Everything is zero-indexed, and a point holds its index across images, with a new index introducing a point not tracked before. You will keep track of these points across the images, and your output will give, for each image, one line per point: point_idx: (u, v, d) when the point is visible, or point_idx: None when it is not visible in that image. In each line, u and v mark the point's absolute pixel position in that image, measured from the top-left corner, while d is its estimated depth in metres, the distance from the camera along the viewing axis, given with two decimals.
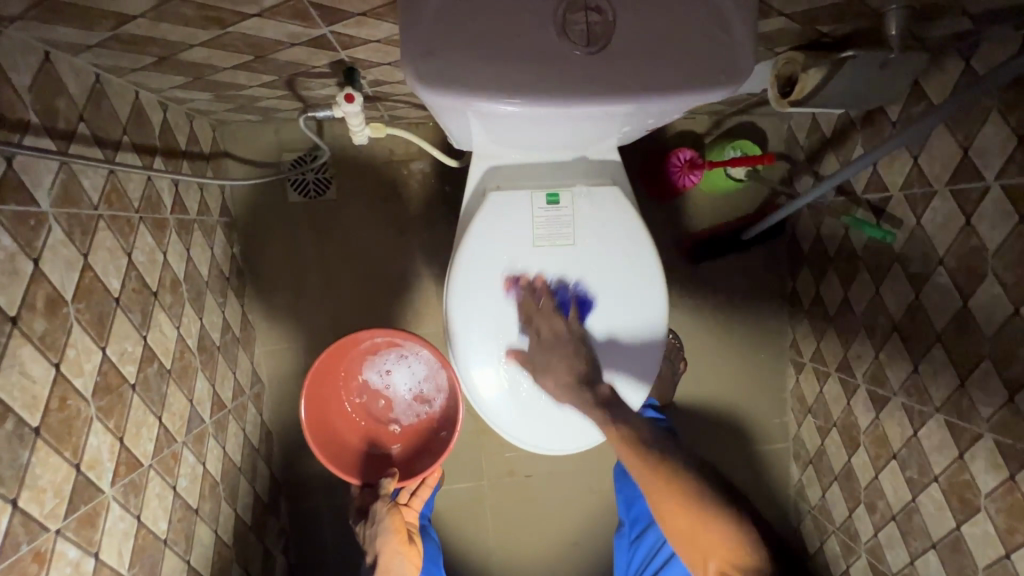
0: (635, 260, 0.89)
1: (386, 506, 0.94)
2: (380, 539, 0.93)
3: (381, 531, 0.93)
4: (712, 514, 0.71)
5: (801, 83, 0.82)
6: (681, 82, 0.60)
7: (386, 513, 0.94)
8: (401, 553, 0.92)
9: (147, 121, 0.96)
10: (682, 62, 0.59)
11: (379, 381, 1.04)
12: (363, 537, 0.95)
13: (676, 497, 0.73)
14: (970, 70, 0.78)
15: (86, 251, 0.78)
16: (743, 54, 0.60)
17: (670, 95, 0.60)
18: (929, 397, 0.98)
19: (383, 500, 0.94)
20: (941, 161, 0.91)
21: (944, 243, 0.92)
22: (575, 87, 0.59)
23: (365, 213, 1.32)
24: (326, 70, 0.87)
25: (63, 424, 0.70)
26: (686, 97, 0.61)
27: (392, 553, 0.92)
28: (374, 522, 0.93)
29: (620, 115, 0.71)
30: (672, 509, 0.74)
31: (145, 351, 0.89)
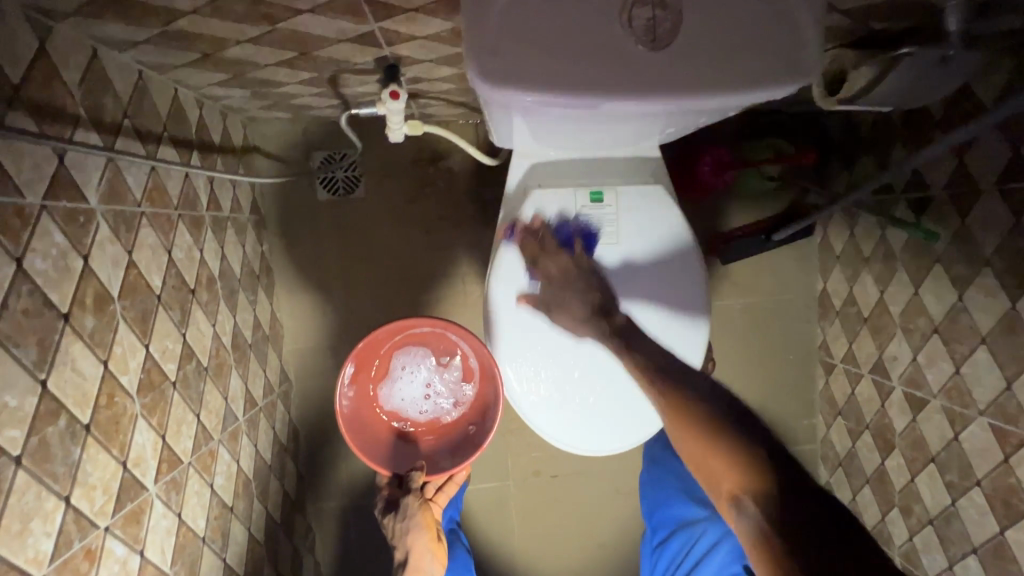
0: (677, 257, 0.89)
1: (416, 502, 0.93)
2: (411, 535, 0.93)
3: (412, 528, 0.93)
4: (720, 443, 0.66)
5: (851, 81, 0.84)
6: (745, 79, 0.59)
7: (417, 510, 0.93)
8: (430, 551, 0.93)
9: (184, 118, 0.96)
10: (746, 59, 0.58)
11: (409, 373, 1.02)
12: (391, 529, 0.95)
13: (688, 424, 0.69)
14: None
15: (130, 248, 0.78)
16: (810, 51, 0.59)
17: (733, 94, 0.59)
18: (972, 399, 0.97)
19: (414, 495, 0.93)
20: (988, 161, 0.89)
21: (991, 244, 0.90)
22: (638, 84, 0.58)
23: (393, 211, 1.32)
24: (368, 68, 0.87)
25: (110, 421, 0.70)
26: (749, 95, 0.60)
27: (421, 551, 0.93)
28: (404, 517, 0.93)
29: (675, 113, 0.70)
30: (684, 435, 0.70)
31: (184, 349, 0.89)
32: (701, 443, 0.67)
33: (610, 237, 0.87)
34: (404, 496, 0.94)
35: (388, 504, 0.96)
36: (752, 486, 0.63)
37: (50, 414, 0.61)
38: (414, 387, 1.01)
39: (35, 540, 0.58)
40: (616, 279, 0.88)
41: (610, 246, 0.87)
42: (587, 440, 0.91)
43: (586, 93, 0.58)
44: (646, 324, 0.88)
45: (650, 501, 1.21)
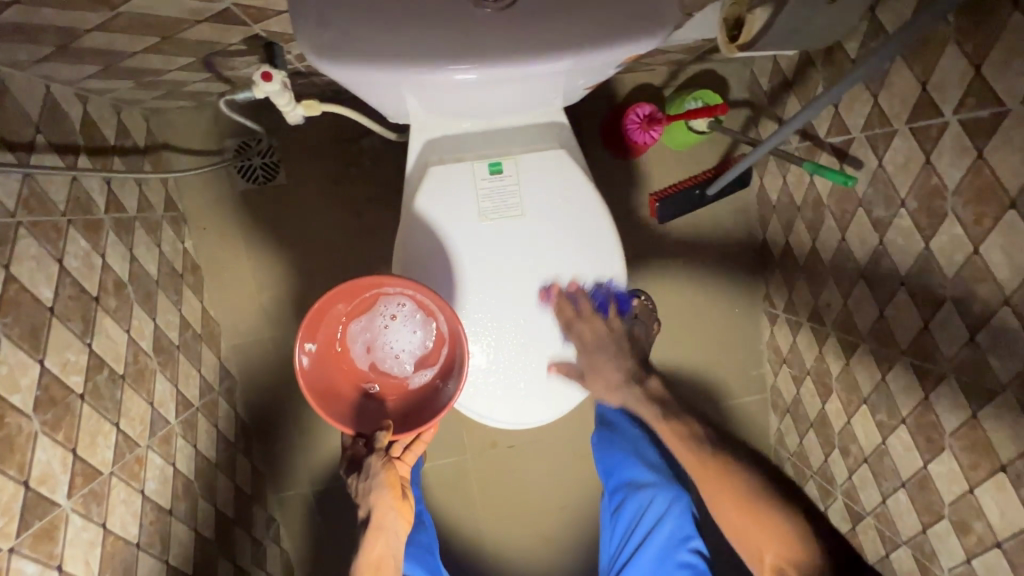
0: (608, 355, 0.90)
1: (382, 462, 0.91)
2: (374, 493, 0.93)
3: (375, 487, 0.92)
4: (766, 509, 0.77)
5: (749, 25, 0.80)
6: (585, 41, 0.60)
7: (381, 470, 0.91)
8: (393, 509, 0.94)
9: (64, 116, 0.90)
10: (596, 18, 0.60)
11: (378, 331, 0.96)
12: (354, 489, 0.94)
13: (729, 486, 0.80)
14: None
15: (7, 262, 0.74)
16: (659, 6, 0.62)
17: (576, 54, 0.61)
18: (895, 340, 0.98)
19: (378, 456, 0.91)
20: (899, 98, 0.87)
21: (905, 185, 0.89)
22: (495, 49, 0.59)
23: (318, 195, 1.28)
24: (243, 48, 0.82)
25: (3, 442, 0.68)
26: (592, 55, 0.61)
27: (385, 508, 0.93)
28: (370, 476, 0.92)
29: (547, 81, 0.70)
30: (726, 508, 0.79)
31: (91, 360, 0.86)
32: (749, 513, 0.78)
33: (521, 212, 0.84)
34: (368, 456, 0.91)
35: (353, 463, 0.95)
36: (795, 552, 0.73)
37: None
38: (398, 336, 0.96)
39: None
40: (532, 258, 0.86)
41: (520, 220, 0.84)
42: (512, 414, 0.89)
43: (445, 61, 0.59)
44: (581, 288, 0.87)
45: (604, 465, 1.18)
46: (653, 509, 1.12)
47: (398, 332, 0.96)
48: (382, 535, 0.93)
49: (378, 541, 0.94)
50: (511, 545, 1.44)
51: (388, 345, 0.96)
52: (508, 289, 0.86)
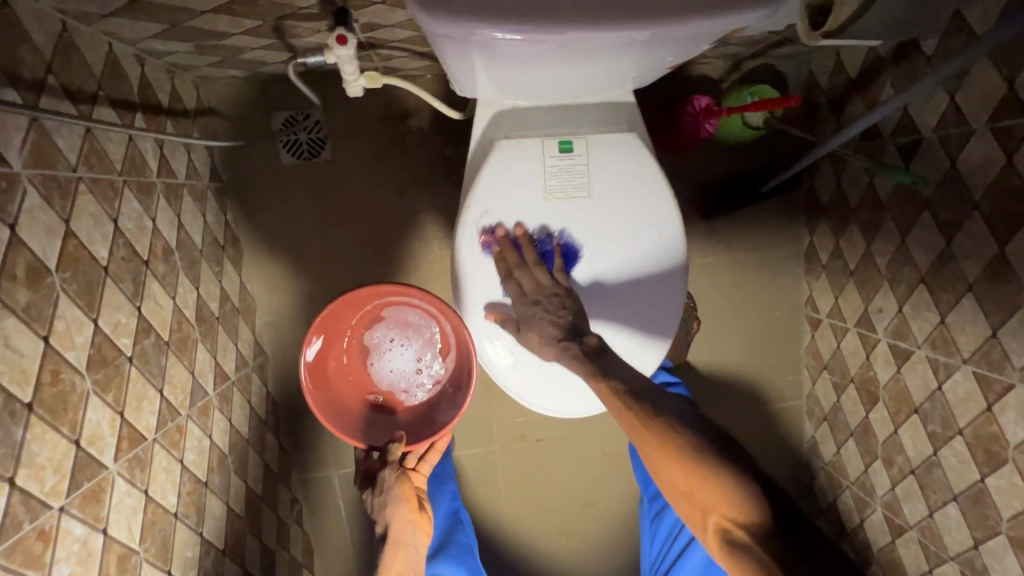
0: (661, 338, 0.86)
1: (395, 473, 0.91)
2: (390, 508, 0.91)
3: (391, 501, 0.90)
4: (708, 471, 0.65)
5: (836, 14, 0.78)
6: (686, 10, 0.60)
7: (395, 483, 0.91)
8: (412, 522, 0.90)
9: (124, 76, 0.89)
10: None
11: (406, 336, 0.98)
12: (371, 505, 0.93)
13: (663, 444, 0.68)
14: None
15: (67, 217, 0.73)
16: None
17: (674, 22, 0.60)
18: (956, 347, 0.95)
19: (391, 468, 0.91)
20: (980, 98, 0.85)
21: (981, 188, 0.86)
22: (604, 17, 0.59)
23: (361, 174, 1.26)
24: (315, 12, 0.80)
25: (57, 399, 0.67)
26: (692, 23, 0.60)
27: (403, 522, 0.90)
28: (383, 492, 0.91)
29: (635, 57, 0.69)
30: (657, 453, 0.69)
31: (139, 323, 0.84)
32: (680, 464, 0.66)
33: (583, 191, 0.82)
34: (382, 470, 0.92)
35: (367, 478, 0.94)
36: (738, 509, 0.62)
37: None
38: (404, 357, 1.00)
39: None
40: (593, 239, 0.83)
41: (584, 200, 0.82)
42: (561, 402, 0.88)
43: (553, 21, 0.58)
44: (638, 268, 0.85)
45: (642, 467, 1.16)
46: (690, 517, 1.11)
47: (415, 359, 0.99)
48: (402, 552, 0.90)
49: (398, 558, 0.90)
50: (534, 540, 1.41)
51: (404, 343, 0.99)
52: (566, 270, 0.84)
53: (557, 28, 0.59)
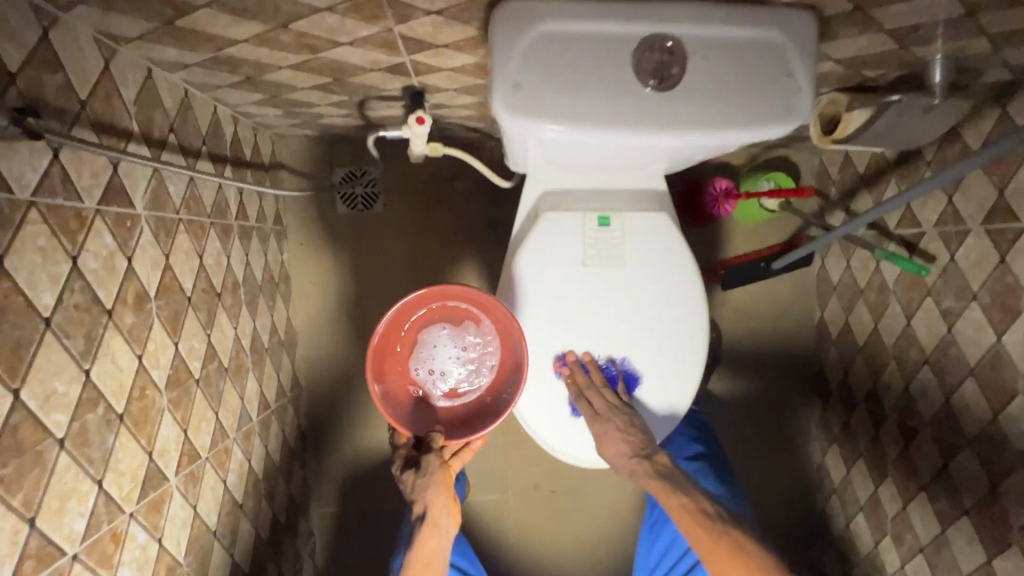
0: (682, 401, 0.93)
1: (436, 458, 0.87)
2: (429, 492, 0.86)
3: (431, 485, 0.86)
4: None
5: (846, 123, 0.85)
6: (739, 121, 0.62)
7: (437, 467, 0.87)
8: (448, 510, 0.86)
9: (221, 133, 1.03)
10: (761, 96, 0.61)
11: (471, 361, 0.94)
12: (409, 486, 0.88)
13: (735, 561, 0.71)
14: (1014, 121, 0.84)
15: (168, 252, 0.84)
16: (803, 77, 0.62)
17: (729, 131, 0.62)
18: (960, 428, 1.00)
19: (435, 453, 0.87)
20: (975, 201, 0.95)
21: (979, 280, 0.95)
22: (661, 119, 0.62)
23: (407, 227, 1.37)
24: (396, 93, 0.94)
25: (141, 412, 0.75)
26: (746, 132, 0.63)
27: (439, 508, 0.86)
28: (425, 474, 0.86)
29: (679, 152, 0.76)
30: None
31: (208, 349, 0.93)
32: None
33: (615, 258, 0.92)
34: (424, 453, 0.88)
35: (411, 462, 0.91)
36: None
37: (90, 402, 0.66)
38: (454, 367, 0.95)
39: (70, 519, 0.62)
40: (620, 306, 0.92)
41: (615, 268, 0.92)
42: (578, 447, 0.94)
43: (614, 121, 0.62)
44: (663, 334, 0.93)
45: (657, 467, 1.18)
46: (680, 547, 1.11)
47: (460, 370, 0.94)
48: (434, 539, 0.85)
49: (428, 543, 0.85)
50: None
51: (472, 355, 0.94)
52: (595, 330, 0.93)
53: (619, 129, 0.62)
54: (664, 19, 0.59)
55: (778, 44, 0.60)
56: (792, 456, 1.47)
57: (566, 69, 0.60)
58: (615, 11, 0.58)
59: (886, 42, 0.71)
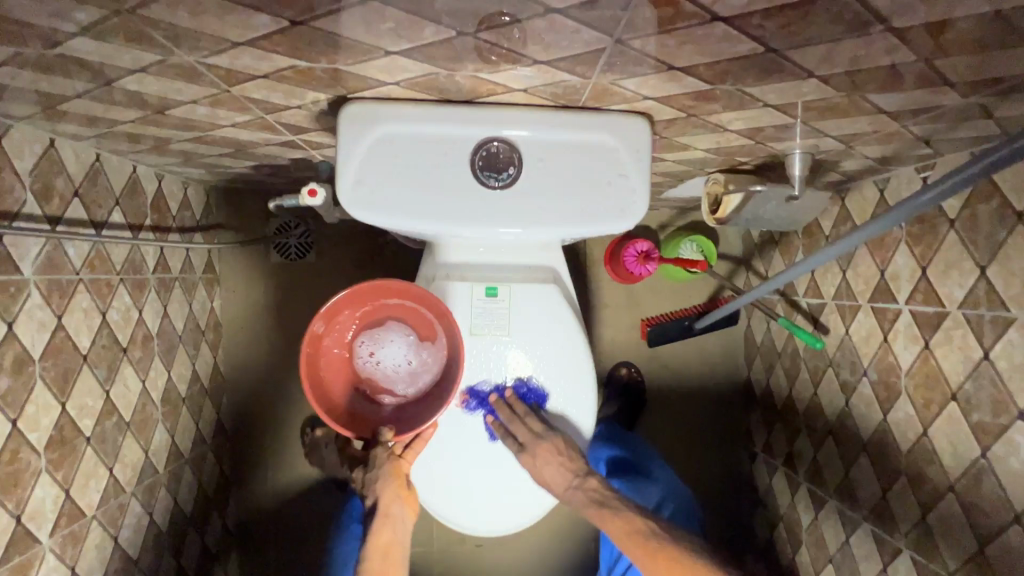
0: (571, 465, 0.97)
1: (384, 451, 0.89)
2: (380, 484, 0.89)
3: (381, 478, 0.89)
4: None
5: (725, 204, 0.88)
6: (576, 218, 0.65)
7: (386, 460, 0.89)
8: (401, 499, 0.90)
9: (141, 192, 1.06)
10: (596, 195, 0.65)
11: (409, 360, 0.93)
12: (361, 481, 0.93)
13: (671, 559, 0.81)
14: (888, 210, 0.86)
15: (61, 313, 0.86)
16: (637, 176, 0.64)
17: (567, 227, 0.65)
18: (857, 502, 1.00)
19: (383, 447, 0.89)
20: (863, 278, 0.97)
21: (868, 355, 0.96)
22: (500, 214, 0.65)
23: (338, 276, 1.39)
24: (301, 161, 0.97)
25: (11, 476, 0.76)
26: (584, 227, 0.66)
27: (392, 497, 0.89)
28: (373, 465, 0.89)
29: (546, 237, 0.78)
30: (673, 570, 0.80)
31: (105, 406, 0.95)
32: None
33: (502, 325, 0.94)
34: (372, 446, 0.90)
35: (363, 458, 0.94)
36: None
37: None
38: (394, 362, 0.93)
39: None
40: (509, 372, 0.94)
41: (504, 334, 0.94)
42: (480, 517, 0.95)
43: (456, 216, 0.64)
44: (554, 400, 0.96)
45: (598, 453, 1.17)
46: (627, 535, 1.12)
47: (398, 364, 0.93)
48: (389, 526, 0.89)
49: (384, 530, 0.89)
50: None
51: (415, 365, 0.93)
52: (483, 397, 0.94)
53: (462, 222, 0.65)
54: (499, 123, 0.62)
55: (611, 146, 0.63)
56: (724, 517, 1.42)
57: (406, 167, 0.63)
58: (450, 114, 0.61)
59: (740, 138, 0.75)
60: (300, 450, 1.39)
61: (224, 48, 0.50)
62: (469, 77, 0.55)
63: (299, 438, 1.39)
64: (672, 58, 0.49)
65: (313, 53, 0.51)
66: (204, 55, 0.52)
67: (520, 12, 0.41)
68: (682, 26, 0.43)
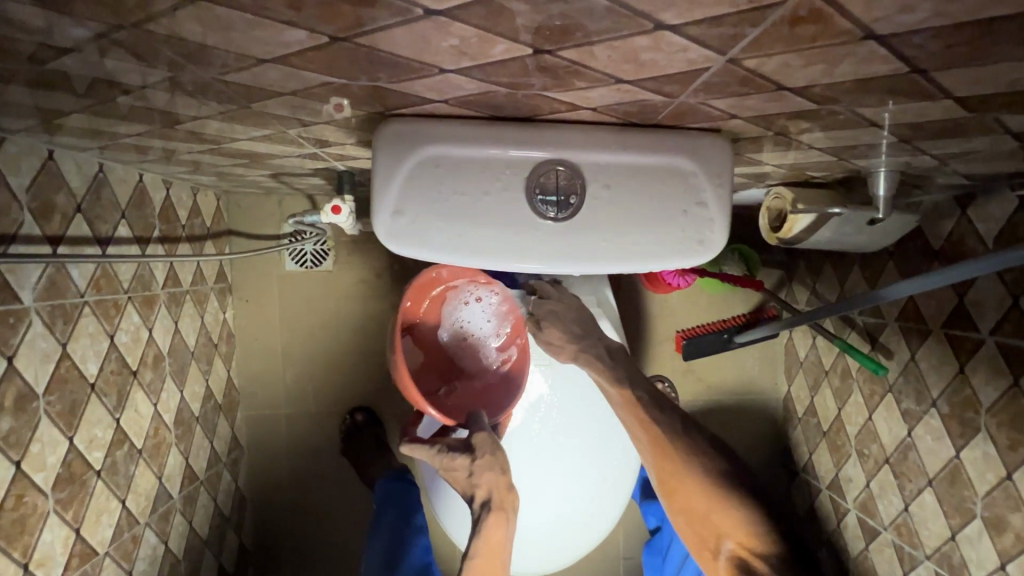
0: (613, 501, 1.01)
1: (485, 440, 0.87)
2: (492, 473, 0.87)
3: (496, 466, 0.87)
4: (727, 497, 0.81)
5: (790, 223, 0.79)
6: (645, 254, 0.57)
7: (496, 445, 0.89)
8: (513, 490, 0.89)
9: (148, 201, 0.99)
10: (669, 228, 0.56)
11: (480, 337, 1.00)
12: (464, 477, 0.87)
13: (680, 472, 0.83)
14: (975, 233, 0.78)
15: (66, 340, 0.79)
16: (717, 205, 0.56)
17: (635, 265, 0.57)
18: (919, 539, 0.94)
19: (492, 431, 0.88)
20: (936, 301, 0.88)
21: (938, 386, 0.88)
22: (559, 250, 0.57)
23: (356, 285, 1.31)
24: (320, 172, 0.89)
25: (16, 522, 0.70)
26: (654, 264, 0.58)
27: (503, 490, 0.88)
28: (480, 455, 0.86)
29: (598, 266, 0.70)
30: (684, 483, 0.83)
31: (116, 435, 0.88)
32: (709, 497, 0.81)
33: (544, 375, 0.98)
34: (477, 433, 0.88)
35: (457, 447, 0.87)
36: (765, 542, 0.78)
37: None
38: (469, 328, 1.00)
39: None
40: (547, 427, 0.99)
41: (544, 387, 0.98)
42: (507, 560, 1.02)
43: (508, 252, 0.56)
44: (595, 438, 0.99)
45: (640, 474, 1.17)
46: (683, 534, 1.11)
47: (482, 342, 1.00)
48: (502, 520, 0.86)
49: (498, 527, 0.86)
50: None
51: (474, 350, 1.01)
52: (520, 451, 0.98)
53: (514, 258, 0.57)
54: (562, 145, 0.54)
55: (688, 172, 0.55)
56: None
57: (453, 197, 0.55)
58: (506, 135, 0.53)
59: (824, 155, 0.66)
60: (319, 466, 1.34)
61: (247, 65, 0.42)
62: (535, 95, 0.47)
63: (317, 453, 1.34)
64: (789, 77, 0.40)
65: (353, 70, 0.43)
66: (222, 72, 0.44)
67: (622, 28, 0.33)
68: (822, 43, 0.34)
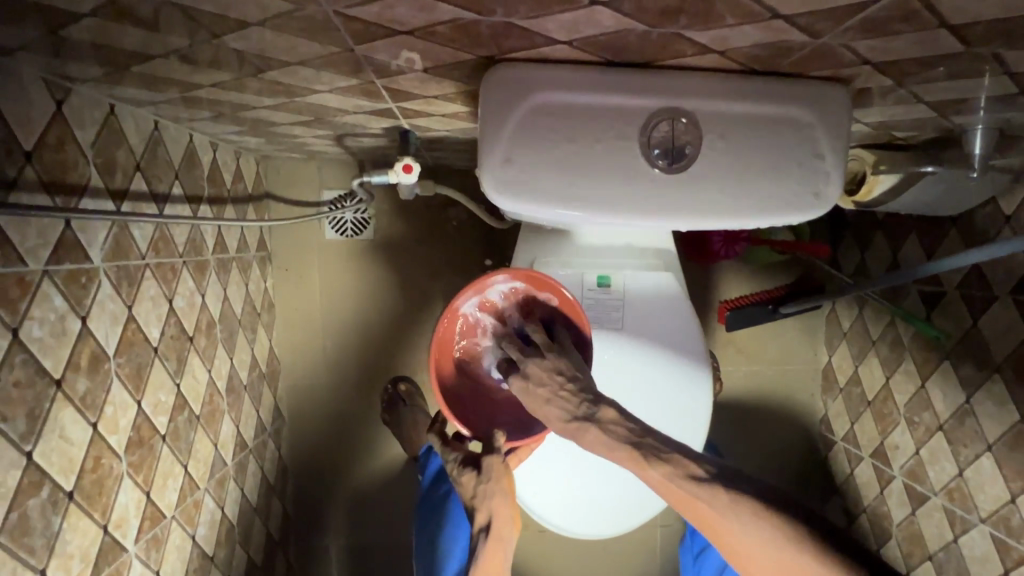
0: None
1: (496, 466, 0.76)
2: (493, 501, 0.76)
3: (496, 494, 0.76)
4: None
5: (869, 185, 0.80)
6: (755, 207, 0.56)
7: (501, 473, 0.76)
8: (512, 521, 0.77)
9: (197, 163, 0.96)
10: (782, 180, 0.55)
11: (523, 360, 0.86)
12: (469, 491, 0.78)
13: None
14: None
15: (131, 302, 0.77)
16: (830, 156, 0.55)
17: (743, 219, 0.56)
18: (973, 503, 0.95)
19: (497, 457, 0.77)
20: (1005, 268, 0.87)
21: (1003, 352, 0.88)
22: (668, 203, 0.55)
23: (397, 255, 1.29)
24: (382, 131, 0.86)
25: (95, 484, 0.69)
26: (762, 219, 0.56)
27: (504, 520, 0.77)
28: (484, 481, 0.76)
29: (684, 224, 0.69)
30: None
31: (177, 400, 0.87)
32: None
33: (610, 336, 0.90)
34: (487, 456, 0.77)
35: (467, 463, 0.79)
36: None
37: (33, 487, 0.60)
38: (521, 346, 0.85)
39: None
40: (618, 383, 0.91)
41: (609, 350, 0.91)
42: (586, 526, 0.95)
43: (616, 204, 0.55)
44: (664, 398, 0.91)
45: None
46: None
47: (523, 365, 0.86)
48: (499, 549, 0.76)
49: (493, 556, 0.76)
50: None
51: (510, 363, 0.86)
52: None
53: (621, 212, 0.55)
54: (678, 91, 0.52)
55: (805, 122, 0.53)
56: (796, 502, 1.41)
57: (562, 146, 0.53)
58: (621, 80, 0.51)
59: (925, 111, 0.64)
60: (359, 434, 1.33)
61: None
62: (669, 35, 0.45)
63: (358, 423, 1.33)
64: (959, 11, 0.38)
65: (494, 3, 0.40)
66: (350, 5, 0.42)
67: None
68: None
